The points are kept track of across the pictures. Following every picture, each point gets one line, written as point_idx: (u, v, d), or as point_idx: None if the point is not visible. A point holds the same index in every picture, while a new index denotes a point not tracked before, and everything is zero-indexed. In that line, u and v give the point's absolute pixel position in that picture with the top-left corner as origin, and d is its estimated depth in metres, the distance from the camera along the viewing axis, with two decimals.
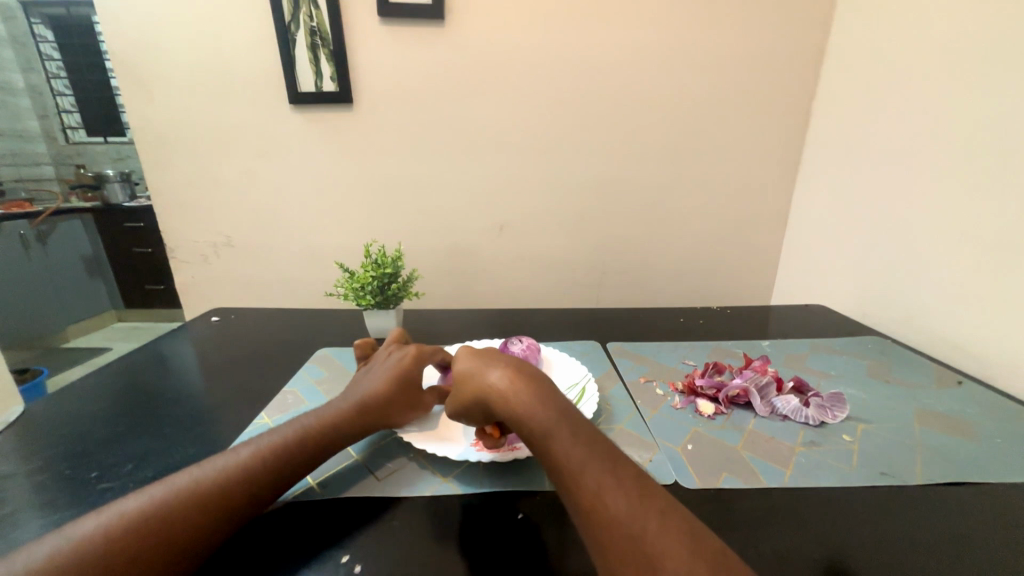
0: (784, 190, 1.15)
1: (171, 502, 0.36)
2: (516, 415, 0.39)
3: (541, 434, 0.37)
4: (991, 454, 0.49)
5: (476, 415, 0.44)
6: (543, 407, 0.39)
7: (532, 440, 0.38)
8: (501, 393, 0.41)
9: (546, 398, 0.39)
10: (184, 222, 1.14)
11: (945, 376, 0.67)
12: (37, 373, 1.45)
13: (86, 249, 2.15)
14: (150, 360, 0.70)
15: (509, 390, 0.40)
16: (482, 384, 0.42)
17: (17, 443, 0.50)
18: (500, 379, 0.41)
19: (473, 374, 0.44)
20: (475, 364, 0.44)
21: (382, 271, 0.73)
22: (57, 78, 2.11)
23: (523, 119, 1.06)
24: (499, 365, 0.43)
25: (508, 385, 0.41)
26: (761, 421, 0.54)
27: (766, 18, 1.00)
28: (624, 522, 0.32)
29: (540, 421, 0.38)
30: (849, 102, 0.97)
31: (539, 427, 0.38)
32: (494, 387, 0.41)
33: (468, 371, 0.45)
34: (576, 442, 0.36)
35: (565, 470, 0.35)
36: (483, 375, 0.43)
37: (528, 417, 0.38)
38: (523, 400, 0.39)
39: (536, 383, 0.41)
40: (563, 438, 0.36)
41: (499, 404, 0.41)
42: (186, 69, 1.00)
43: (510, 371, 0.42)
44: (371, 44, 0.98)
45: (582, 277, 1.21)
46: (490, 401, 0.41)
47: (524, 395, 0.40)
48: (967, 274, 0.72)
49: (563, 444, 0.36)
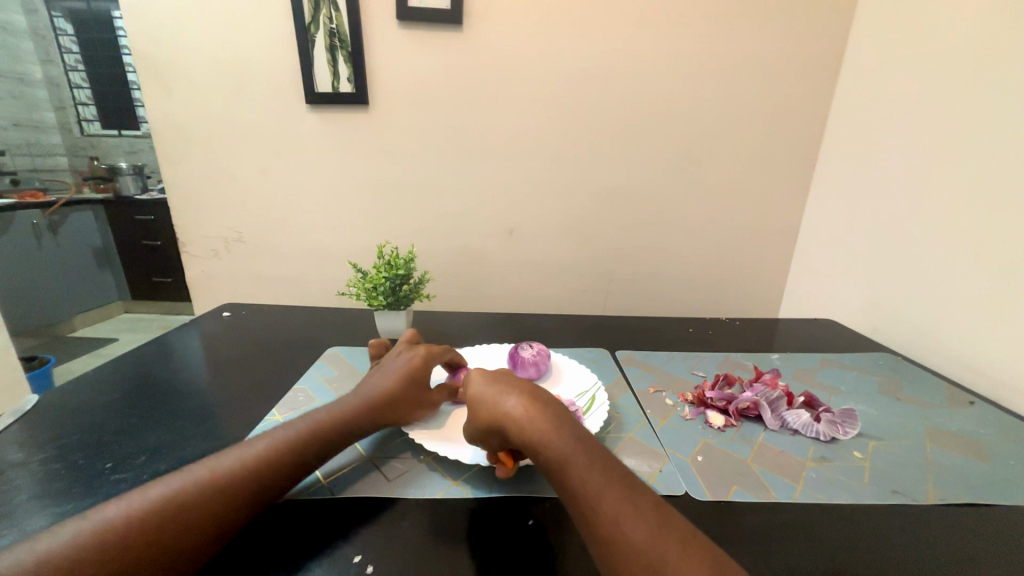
0: (794, 203, 1.15)
1: (188, 491, 0.36)
2: (534, 441, 0.39)
3: (557, 462, 0.37)
4: (1003, 475, 0.49)
5: (489, 441, 0.44)
6: (557, 435, 0.39)
7: (549, 469, 0.38)
8: (515, 419, 0.41)
9: (562, 426, 0.40)
10: (197, 217, 1.15)
11: (956, 395, 0.66)
12: (44, 362, 1.46)
13: (97, 239, 2.18)
14: (162, 353, 0.71)
15: (527, 417, 0.40)
16: (497, 409, 0.42)
17: (31, 432, 0.51)
18: (515, 405, 0.41)
19: (486, 399, 0.44)
20: (487, 389, 0.44)
21: (393, 272, 0.73)
22: (75, 70, 2.14)
23: (537, 125, 1.07)
24: (513, 391, 0.43)
25: (522, 412, 0.41)
26: (771, 435, 0.54)
27: (782, 31, 1.01)
28: (650, 554, 0.31)
29: (557, 448, 0.38)
30: (864, 117, 0.97)
31: (557, 455, 0.37)
32: (507, 414, 0.41)
33: (481, 395, 0.44)
34: (593, 469, 0.36)
35: (586, 501, 0.35)
36: (497, 400, 0.43)
37: (543, 444, 0.38)
38: (538, 427, 0.39)
39: (550, 410, 0.41)
40: (581, 466, 0.36)
41: (515, 430, 0.40)
42: (205, 66, 1.02)
43: (525, 398, 0.42)
44: (389, 47, 0.99)
45: (590, 283, 1.21)
46: (504, 427, 0.41)
47: (540, 422, 0.40)
48: (978, 294, 0.72)
49: (580, 473, 0.36)
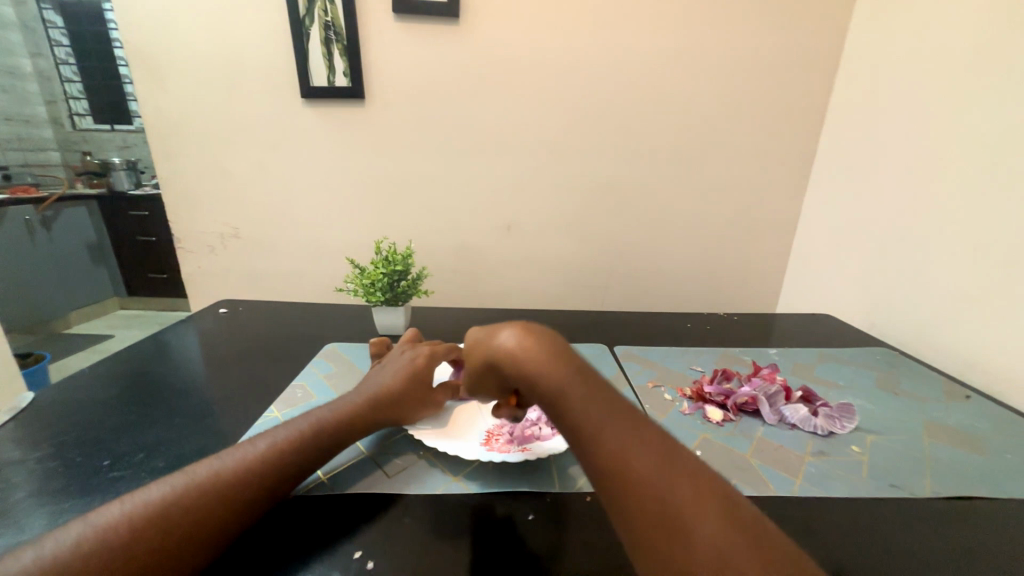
0: (793, 198, 1.15)
1: (187, 493, 0.36)
2: (528, 377, 0.37)
3: (555, 396, 0.35)
4: (999, 468, 0.49)
5: (489, 382, 0.42)
6: (554, 367, 0.36)
7: (547, 403, 0.36)
8: (510, 357, 0.38)
9: (560, 359, 0.37)
10: (192, 212, 1.14)
11: (953, 390, 0.67)
12: (39, 359, 1.45)
13: (91, 235, 2.16)
14: (159, 350, 0.70)
15: (519, 353, 0.38)
16: (490, 349, 0.40)
17: (27, 430, 0.51)
18: (508, 340, 0.39)
19: (482, 339, 0.41)
20: (482, 329, 0.42)
21: (391, 268, 0.73)
22: (66, 64, 2.11)
23: (535, 119, 1.06)
24: (508, 327, 0.40)
25: (517, 347, 0.38)
26: (770, 430, 0.55)
27: (781, 24, 1.00)
28: (649, 487, 0.30)
29: (552, 384, 0.35)
30: (862, 112, 0.97)
31: (552, 391, 0.35)
32: (503, 351, 0.39)
33: (477, 337, 0.42)
34: (592, 403, 0.34)
35: (584, 438, 0.33)
36: (492, 338, 0.40)
37: (539, 379, 0.36)
38: (533, 361, 0.37)
39: (547, 342, 0.38)
40: (579, 401, 0.34)
41: (508, 368, 0.38)
42: (198, 59, 1.00)
43: (520, 331, 0.39)
44: (385, 40, 0.98)
45: (588, 278, 1.21)
46: (499, 365, 0.39)
47: (533, 356, 0.37)
48: (975, 289, 0.72)
49: (578, 408, 0.34)
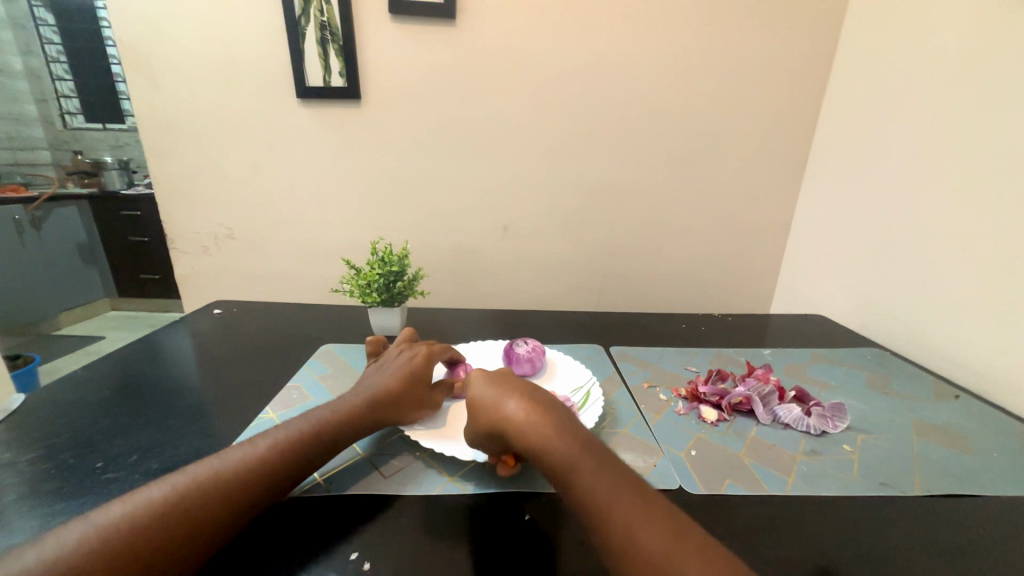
0: (786, 200, 1.16)
1: (190, 490, 0.36)
2: (536, 446, 0.39)
3: (563, 466, 0.37)
4: (986, 467, 0.50)
5: (492, 444, 0.44)
6: (560, 438, 0.39)
7: (554, 474, 0.37)
8: (518, 423, 0.41)
9: (565, 429, 0.40)
10: (186, 212, 1.13)
11: (943, 389, 0.68)
12: (29, 360, 1.43)
13: (81, 235, 2.14)
14: (152, 351, 0.70)
15: (529, 421, 0.40)
16: (499, 415, 0.42)
17: (19, 431, 0.50)
18: (516, 408, 0.42)
19: (487, 403, 0.44)
20: (488, 393, 0.45)
21: (388, 269, 0.73)
22: (57, 62, 2.08)
23: (531, 120, 1.06)
24: (515, 394, 0.43)
25: (524, 415, 0.41)
26: (763, 429, 0.55)
27: (773, 28, 1.01)
28: (660, 560, 0.31)
29: (559, 453, 0.38)
30: (854, 115, 0.98)
31: (560, 461, 0.37)
32: (510, 418, 0.41)
33: (483, 400, 0.45)
34: (598, 473, 0.36)
35: (591, 505, 0.35)
36: (498, 404, 0.43)
37: (547, 448, 0.38)
38: (540, 430, 0.39)
39: (551, 413, 0.41)
40: (586, 471, 0.36)
41: (516, 435, 0.41)
42: (192, 59, 1.00)
43: (526, 401, 0.42)
44: (382, 41, 0.98)
45: (583, 280, 1.22)
46: (507, 431, 0.41)
47: (542, 425, 0.40)
48: (964, 289, 0.73)
49: (586, 477, 0.36)
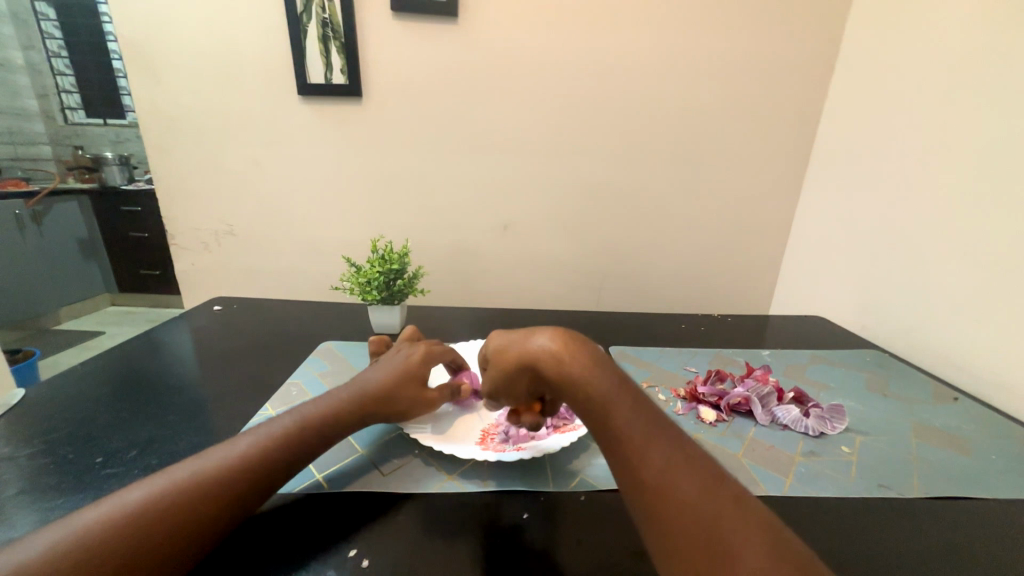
0: (787, 201, 1.16)
1: (171, 495, 0.35)
2: (570, 382, 0.36)
3: (600, 403, 0.34)
4: (984, 469, 0.50)
5: (516, 382, 0.40)
6: (598, 375, 0.36)
7: (589, 410, 0.35)
8: (550, 358, 0.37)
9: (602, 367, 0.37)
10: (187, 208, 1.13)
11: (941, 391, 0.68)
12: (29, 355, 1.44)
13: (82, 230, 2.14)
14: (151, 347, 0.70)
15: (561, 358, 0.37)
16: (528, 350, 0.39)
17: (19, 426, 0.50)
18: (548, 343, 0.38)
19: (516, 339, 0.40)
20: (516, 330, 0.41)
21: (388, 267, 0.73)
22: (58, 56, 2.08)
23: (533, 119, 1.06)
24: (545, 330, 0.40)
25: (557, 349, 0.38)
26: (762, 430, 0.55)
27: (776, 29, 1.01)
28: (706, 504, 0.29)
29: (595, 390, 0.35)
30: (856, 116, 0.98)
31: (597, 398, 0.35)
32: (541, 352, 0.38)
33: (510, 338, 0.41)
34: (637, 413, 0.34)
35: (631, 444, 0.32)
36: (527, 339, 0.39)
37: (582, 385, 0.36)
38: (576, 365, 0.36)
39: (586, 348, 0.38)
40: (626, 409, 0.34)
41: (547, 370, 0.37)
42: (193, 55, 1.00)
43: (559, 336, 0.39)
44: (384, 38, 0.98)
45: (583, 279, 1.22)
46: (536, 370, 0.38)
47: (576, 362, 0.37)
48: (964, 292, 0.73)
49: (625, 416, 0.33)
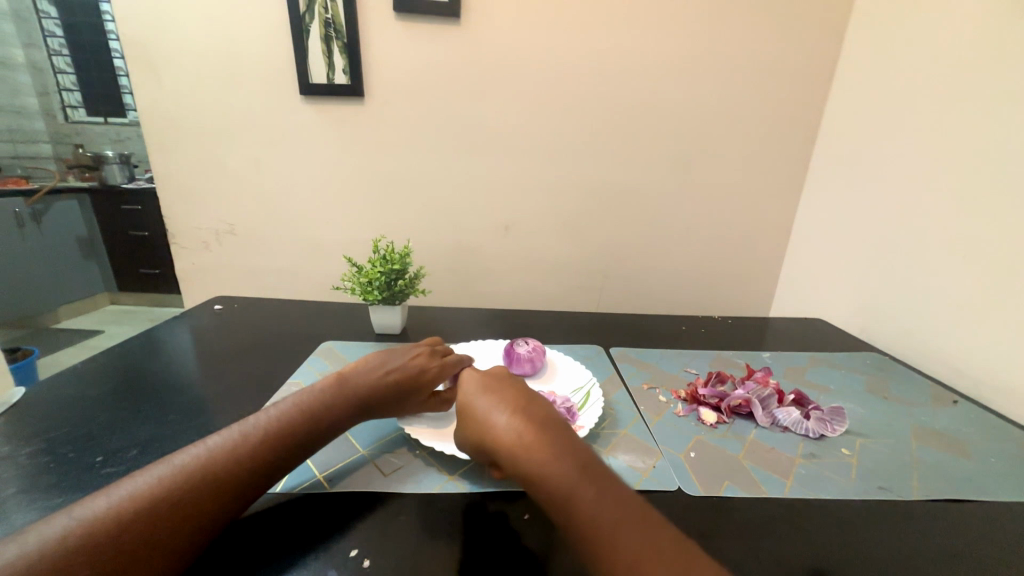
0: (787, 203, 1.16)
1: (165, 493, 0.35)
2: (528, 472, 0.38)
3: (556, 493, 0.36)
4: (984, 472, 0.50)
5: (487, 459, 0.43)
6: (555, 462, 0.38)
7: (549, 500, 0.36)
8: (509, 447, 0.40)
9: (560, 451, 0.38)
10: (188, 208, 1.13)
11: (941, 394, 0.68)
12: (28, 354, 1.43)
13: (82, 228, 2.14)
14: (151, 346, 0.70)
15: (517, 441, 0.40)
16: (493, 436, 0.42)
17: (20, 424, 0.50)
18: (508, 428, 0.41)
19: (482, 421, 0.43)
20: (483, 410, 0.44)
21: (389, 267, 0.73)
22: (58, 55, 2.07)
23: (534, 121, 1.07)
24: (507, 412, 0.43)
25: (514, 437, 0.40)
26: (762, 432, 0.55)
27: (777, 32, 1.01)
28: None
29: (551, 480, 0.36)
30: (856, 119, 0.98)
31: (554, 487, 0.36)
32: (502, 439, 0.41)
33: (477, 418, 0.44)
34: (597, 500, 0.35)
35: (592, 532, 0.33)
36: (490, 422, 0.43)
37: (539, 475, 0.37)
38: (533, 454, 0.38)
39: (546, 432, 0.40)
40: (584, 498, 0.35)
41: (508, 458, 0.40)
42: (195, 54, 1.00)
43: (519, 420, 0.41)
44: (386, 38, 0.98)
45: (584, 280, 1.22)
46: (496, 449, 0.41)
47: (532, 446, 0.39)
48: (965, 295, 0.73)
49: (584, 505, 0.35)
